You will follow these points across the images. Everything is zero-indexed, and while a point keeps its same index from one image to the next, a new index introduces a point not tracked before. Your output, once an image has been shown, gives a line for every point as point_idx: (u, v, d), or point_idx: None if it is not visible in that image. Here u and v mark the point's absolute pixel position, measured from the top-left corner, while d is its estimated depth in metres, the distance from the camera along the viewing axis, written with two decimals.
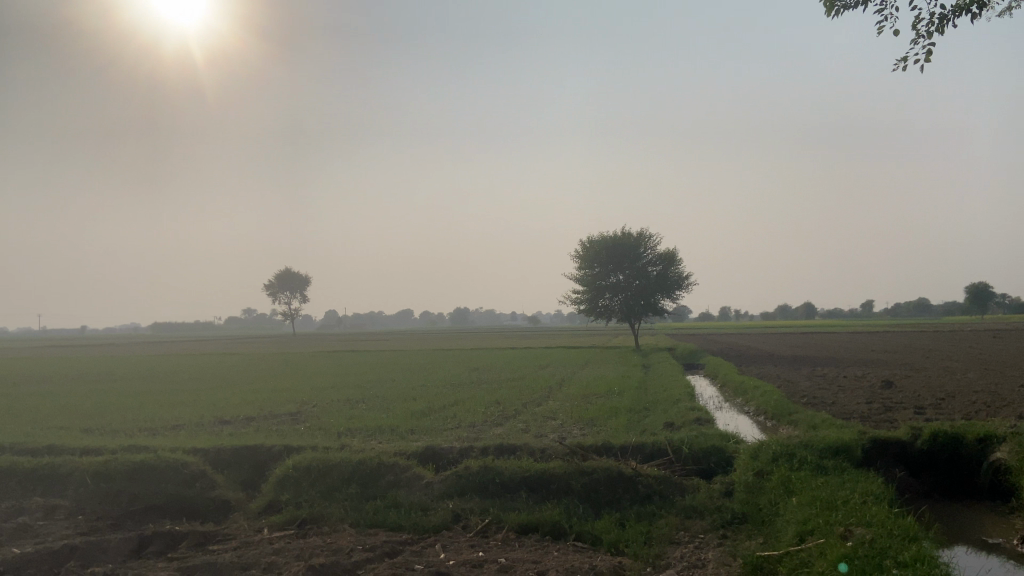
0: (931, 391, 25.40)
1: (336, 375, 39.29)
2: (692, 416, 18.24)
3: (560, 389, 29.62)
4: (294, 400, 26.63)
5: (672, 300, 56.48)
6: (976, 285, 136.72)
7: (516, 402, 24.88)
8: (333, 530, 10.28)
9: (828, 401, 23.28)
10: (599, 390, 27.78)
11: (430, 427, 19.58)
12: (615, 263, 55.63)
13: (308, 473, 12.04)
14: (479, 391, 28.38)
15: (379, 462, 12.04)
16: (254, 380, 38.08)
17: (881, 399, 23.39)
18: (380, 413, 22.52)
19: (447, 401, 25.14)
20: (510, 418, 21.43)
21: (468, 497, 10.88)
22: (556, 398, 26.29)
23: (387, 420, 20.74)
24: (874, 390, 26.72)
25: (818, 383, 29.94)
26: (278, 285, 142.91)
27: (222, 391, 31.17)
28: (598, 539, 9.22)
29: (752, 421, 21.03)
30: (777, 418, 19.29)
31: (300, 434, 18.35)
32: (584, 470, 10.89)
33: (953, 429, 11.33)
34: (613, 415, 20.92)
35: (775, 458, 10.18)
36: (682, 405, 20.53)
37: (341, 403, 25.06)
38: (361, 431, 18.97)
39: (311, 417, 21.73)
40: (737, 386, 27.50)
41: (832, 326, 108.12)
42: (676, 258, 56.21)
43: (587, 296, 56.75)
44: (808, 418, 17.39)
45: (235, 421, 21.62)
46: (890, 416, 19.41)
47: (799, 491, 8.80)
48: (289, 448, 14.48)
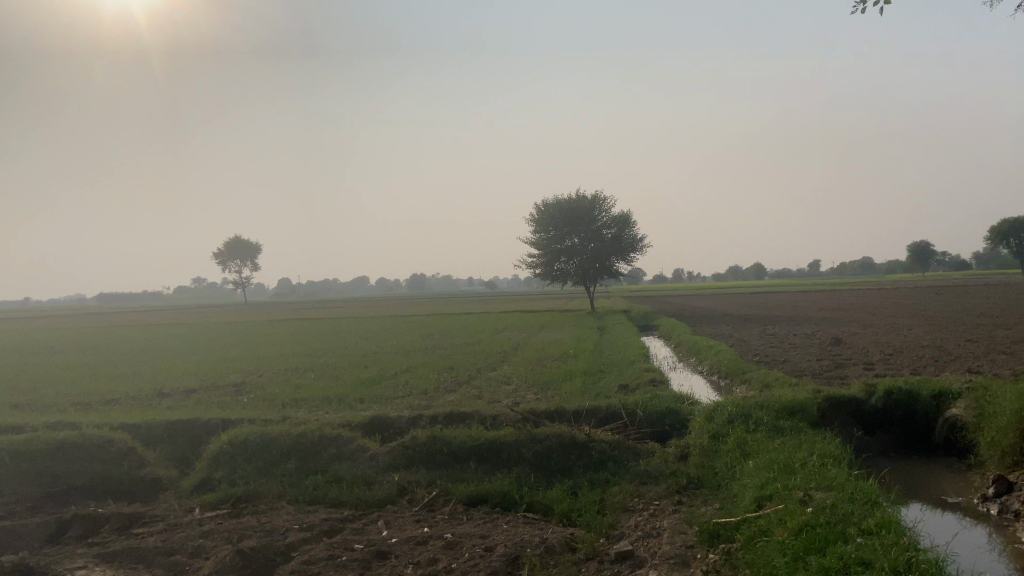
0: (881, 347, 25.70)
1: (287, 344, 38.37)
2: (646, 378, 18.01)
3: (515, 353, 29.28)
4: (240, 371, 25.78)
5: (627, 263, 56.45)
6: (918, 243, 140.66)
7: (470, 368, 24.44)
8: (269, 508, 9.71)
9: (780, 359, 23.36)
10: (554, 353, 27.51)
11: (380, 396, 19.02)
12: (570, 226, 55.22)
13: (245, 448, 11.39)
14: (433, 357, 27.88)
15: (320, 434, 11.44)
16: (200, 350, 36.94)
17: (832, 356, 23.55)
18: (328, 382, 21.87)
19: (399, 368, 24.56)
20: (463, 384, 20.98)
21: (415, 469, 10.36)
22: (511, 362, 25.93)
23: (336, 389, 20.12)
24: (825, 347, 26.97)
25: (771, 341, 30.14)
26: (228, 253, 139.46)
27: (165, 363, 30.09)
28: (549, 509, 8.81)
29: (707, 381, 20.97)
30: (731, 377, 19.20)
31: (242, 406, 17.63)
32: (535, 437, 10.44)
33: (909, 385, 11.20)
34: (567, 378, 20.62)
35: (730, 420, 9.86)
36: (636, 367, 20.32)
37: (289, 373, 24.32)
38: (307, 401, 18.31)
39: (257, 388, 20.98)
40: (692, 347, 27.49)
41: (783, 286, 110.14)
42: (631, 221, 56.07)
43: (542, 260, 56.40)
44: (763, 377, 17.30)
45: (175, 393, 20.77)
46: (841, 373, 19.49)
47: (756, 454, 8.48)
48: (227, 422, 13.78)
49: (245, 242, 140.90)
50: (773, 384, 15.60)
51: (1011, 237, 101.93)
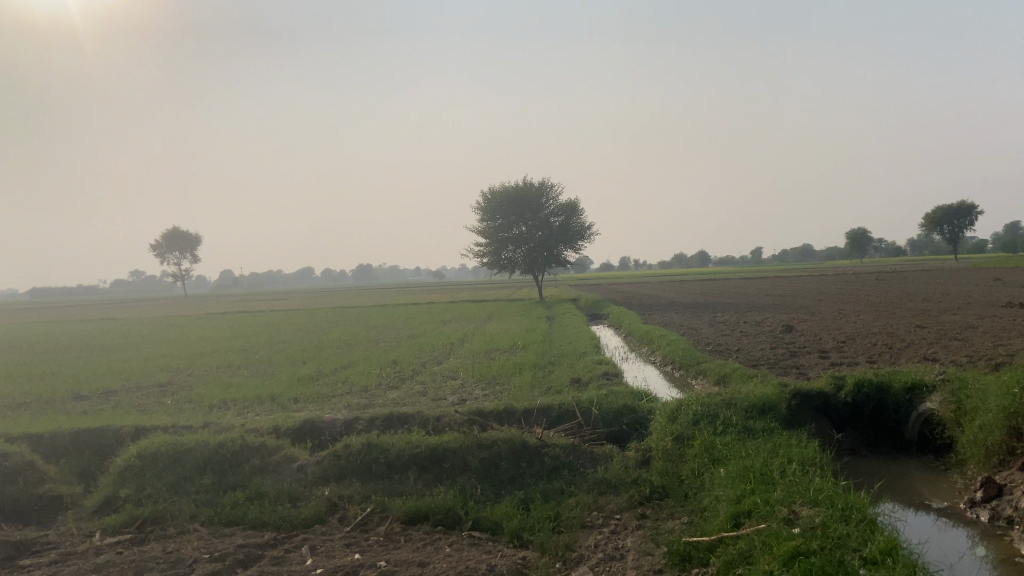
0: (831, 334, 25.54)
1: (222, 339, 36.51)
2: (599, 371, 17.25)
3: (462, 345, 28.22)
4: (167, 369, 24.06)
5: (575, 251, 55.86)
6: (856, 229, 144.29)
7: (415, 362, 23.31)
8: (177, 532, 8.46)
9: (733, 348, 22.97)
10: (502, 345, 26.54)
11: (318, 394, 17.78)
12: (517, 214, 54.28)
13: (155, 460, 10.08)
14: (375, 351, 26.60)
15: (241, 443, 10.20)
16: (127, 347, 34.72)
17: (785, 345, 23.21)
18: (262, 380, 20.46)
19: (340, 364, 23.27)
20: (407, 379, 19.87)
21: (348, 481, 9.24)
22: (458, 355, 24.92)
23: (270, 388, 18.75)
24: (775, 334, 26.76)
25: (722, 329, 29.79)
26: (164, 245, 134.30)
27: (86, 361, 28.07)
28: (498, 527, 7.83)
29: (661, 373, 20.34)
30: (687, 369, 18.62)
31: (164, 410, 16.14)
32: (483, 442, 9.44)
33: (879, 378, 10.70)
34: (517, 371, 19.75)
35: (696, 420, 9.04)
36: (588, 359, 19.56)
37: (221, 371, 22.79)
38: (237, 402, 16.94)
39: (183, 388, 19.45)
40: (643, 336, 26.88)
41: (727, 273, 111.47)
42: (578, 208, 55.49)
43: (490, 249, 55.36)
44: (720, 369, 16.67)
45: (92, 395, 19.10)
46: (796, 362, 19.12)
47: (727, 461, 7.65)
48: (141, 428, 12.37)
49: (183, 232, 136.03)
50: (733, 376, 14.98)
51: (945, 224, 105.08)
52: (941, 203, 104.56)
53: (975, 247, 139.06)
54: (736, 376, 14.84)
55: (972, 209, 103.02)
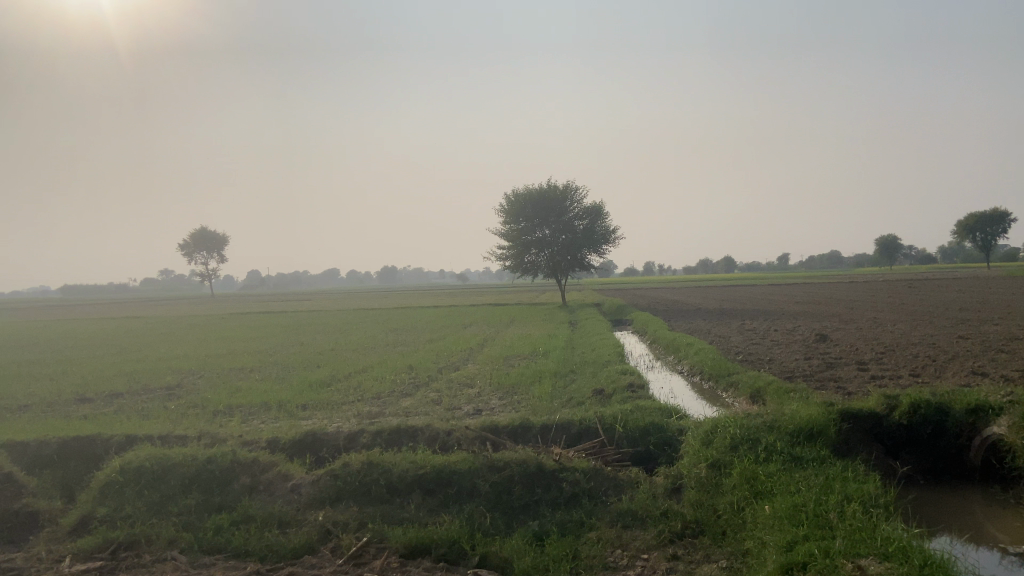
0: (868, 345, 24.29)
1: (240, 340, 36.03)
2: (624, 381, 16.24)
3: (482, 351, 27.26)
4: (179, 370, 23.43)
5: (600, 255, 54.78)
6: (886, 236, 141.51)
7: (431, 367, 22.45)
8: (153, 560, 7.59)
9: (765, 357, 21.85)
10: (523, 351, 25.58)
11: (328, 401, 16.96)
12: (541, 217, 53.33)
13: (139, 476, 9.25)
14: (392, 356, 25.78)
15: (232, 458, 9.34)
16: (144, 346, 34.30)
17: (819, 356, 22.03)
18: (273, 384, 19.70)
19: (354, 369, 22.47)
20: (422, 386, 19.01)
21: (344, 504, 8.34)
22: (477, 361, 24.03)
23: (279, 393, 17.96)
24: (809, 344, 25.52)
25: (751, 337, 28.62)
26: (192, 244, 135.38)
27: (100, 361, 27.62)
28: (509, 566, 6.88)
29: (688, 384, 19.27)
30: (718, 382, 17.53)
31: (165, 417, 15.37)
32: (494, 465, 8.52)
33: (937, 399, 9.62)
34: (536, 379, 18.81)
35: (735, 444, 8.05)
36: (613, 368, 18.57)
37: (233, 373, 22.11)
38: (242, 409, 16.13)
39: (190, 391, 18.72)
40: (670, 344, 25.79)
41: (754, 279, 109.68)
42: (603, 211, 54.40)
43: (513, 251, 54.48)
44: (753, 384, 15.54)
45: (96, 398, 18.43)
46: (834, 375, 17.96)
47: (774, 497, 6.66)
48: (133, 438, 11.59)
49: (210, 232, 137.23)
50: (772, 394, 13.89)
51: (977, 232, 102.38)
52: (972, 211, 101.86)
53: (1009, 254, 135.50)
54: (775, 393, 13.75)
55: (1005, 216, 99.92)
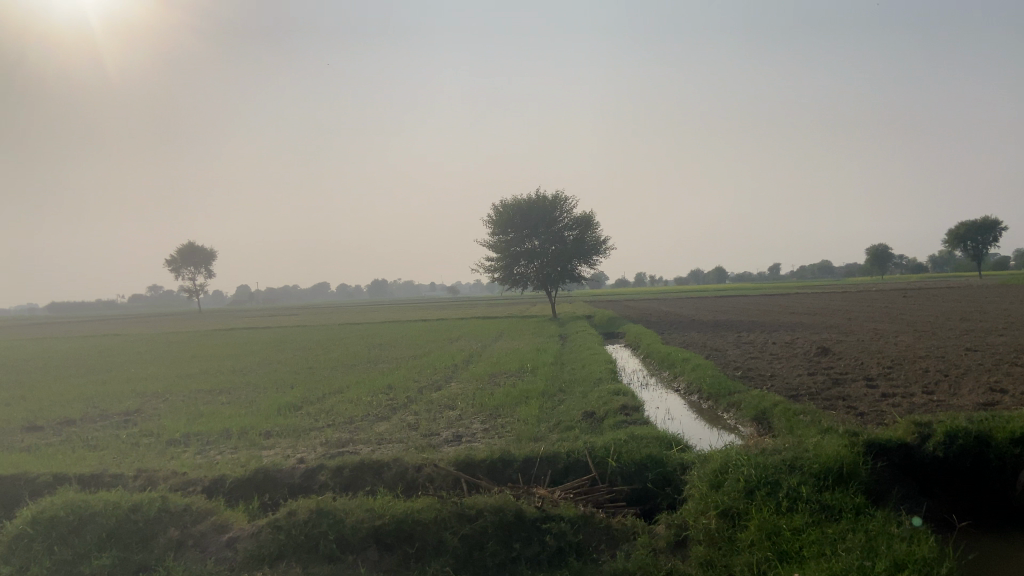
0: (874, 359, 23.08)
1: (217, 358, 34.59)
2: (616, 403, 14.96)
3: (467, 368, 25.89)
4: (143, 393, 21.98)
5: (590, 267, 53.62)
6: (877, 246, 141.12)
7: (411, 387, 21.09)
8: None
9: (766, 373, 20.63)
10: (509, 368, 24.24)
11: (295, 427, 15.60)
12: (530, 228, 52.18)
13: (49, 528, 7.87)
14: (372, 374, 24.38)
15: (161, 506, 8.00)
16: (114, 367, 32.76)
17: (823, 371, 20.81)
18: (239, 408, 18.29)
19: (331, 389, 21.09)
20: (399, 408, 17.67)
21: (286, 564, 7.01)
22: (460, 379, 22.70)
23: (244, 419, 16.55)
24: (810, 358, 24.32)
25: (749, 351, 27.33)
26: (179, 260, 133.68)
27: (64, 383, 26.13)
28: None
29: (686, 403, 17.97)
30: (719, 403, 16.26)
31: (112, 449, 13.94)
32: (465, 514, 7.23)
33: (976, 427, 8.43)
34: (523, 399, 17.51)
35: (751, 488, 6.78)
36: (604, 387, 17.30)
37: (199, 396, 20.69)
38: (200, 437, 14.72)
39: (148, 417, 17.28)
40: (664, 359, 24.50)
41: (746, 289, 108.92)
42: (593, 222, 53.30)
43: (501, 263, 53.28)
44: (758, 406, 14.29)
45: (47, 425, 16.98)
46: (841, 394, 16.76)
47: (806, 564, 5.44)
48: (62, 478, 10.21)
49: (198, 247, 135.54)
50: (781, 422, 12.64)
51: (968, 240, 101.55)
52: (962, 221, 101.31)
53: (999, 263, 135.37)
54: (785, 421, 12.51)
55: (995, 226, 99.59)
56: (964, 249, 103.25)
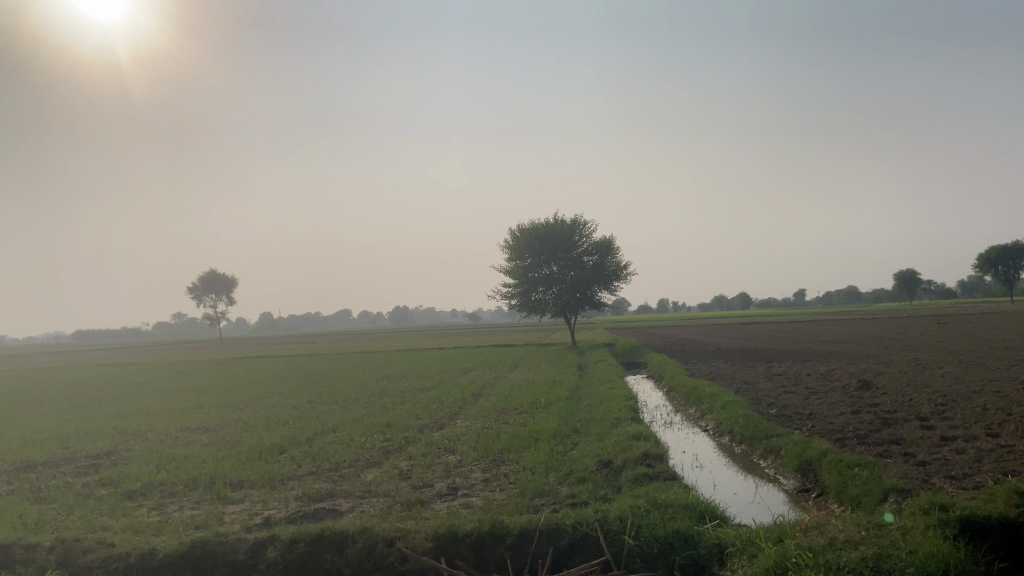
0: (923, 394, 20.92)
1: (218, 391, 32.95)
2: (635, 449, 13.10)
3: (476, 402, 23.93)
4: (123, 432, 20.30)
5: (611, 292, 51.72)
6: (904, 271, 137.61)
7: (411, 426, 19.22)
8: None
9: (804, 411, 18.61)
10: (521, 403, 22.26)
11: (273, 474, 13.88)
12: (547, 253, 50.45)
13: None
14: (372, 410, 22.52)
15: None
16: (111, 399, 31.19)
17: (868, 409, 18.67)
18: (218, 450, 16.54)
19: (324, 428, 19.28)
20: (394, 452, 15.90)
21: None
22: (467, 416, 20.81)
23: (219, 464, 14.78)
24: (850, 393, 22.23)
25: (782, 385, 25.16)
26: (201, 287, 133.50)
27: (49, 419, 24.56)
28: None
29: (715, 446, 16.07)
30: (756, 449, 14.40)
31: (59, 503, 12.25)
32: None
33: None
34: (530, 441, 15.65)
35: None
36: (622, 428, 15.41)
37: (181, 435, 18.97)
38: (162, 489, 13.02)
39: (116, 463, 15.58)
40: (690, 394, 22.41)
41: (769, 316, 106.00)
42: (614, 246, 51.46)
43: (519, 290, 51.48)
44: (803, 454, 12.46)
45: (6, 469, 15.36)
46: (894, 439, 14.75)
47: None
48: None
49: (220, 274, 135.29)
50: (835, 485, 10.81)
51: (998, 265, 98.05)
52: (992, 245, 98.00)
53: None
54: (840, 484, 10.73)
55: None
56: (991, 274, 100.05)
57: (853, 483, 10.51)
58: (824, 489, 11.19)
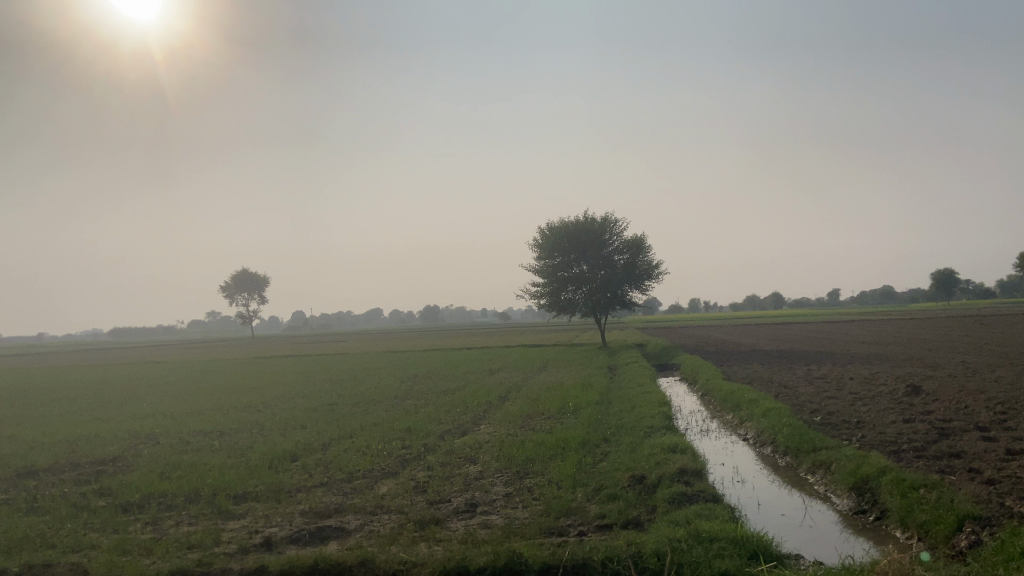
0: (979, 400, 19.46)
1: (241, 391, 32.43)
2: (671, 462, 11.99)
3: (501, 406, 22.91)
4: (137, 435, 19.74)
5: (641, 292, 50.41)
6: (944, 270, 133.86)
7: (433, 432, 18.29)
8: None
9: (853, 420, 17.27)
10: (549, 408, 21.24)
11: (281, 484, 13.05)
12: (576, 252, 49.29)
13: None
14: (394, 414, 21.68)
15: None
16: (133, 400, 30.83)
17: (922, 418, 17.27)
18: (229, 457, 15.80)
19: (341, 433, 18.46)
20: (412, 460, 14.99)
21: None
22: (491, 421, 19.82)
23: (225, 473, 14.02)
24: (899, 400, 20.79)
25: (824, 389, 23.75)
26: (235, 286, 134.52)
27: (67, 420, 24.21)
28: None
29: (757, 457, 14.86)
30: (803, 463, 13.17)
31: (52, 515, 11.61)
32: None
33: None
34: (556, 451, 14.62)
35: None
36: (655, 438, 14.29)
37: (193, 440, 18.31)
38: (163, 501, 12.31)
39: (121, 471, 14.96)
40: (727, 400, 21.14)
41: (805, 316, 103.61)
42: (645, 245, 50.08)
43: (548, 289, 50.40)
44: (858, 471, 11.22)
45: (10, 476, 14.80)
46: (956, 452, 13.42)
47: None
48: None
49: (253, 273, 136.24)
50: (897, 509, 9.63)
51: None
52: None
53: None
54: (902, 507, 9.53)
55: None
56: None
57: (919, 506, 9.32)
58: (884, 511, 9.99)
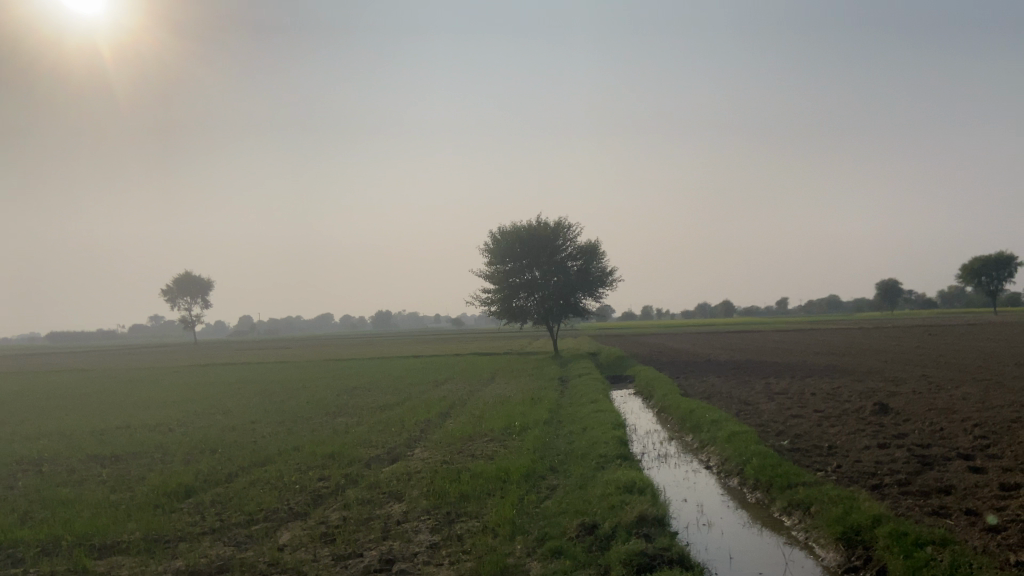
0: (952, 421, 18.23)
1: (161, 405, 29.72)
2: (627, 506, 10.11)
3: (442, 425, 20.86)
4: (19, 462, 17.15)
5: (595, 300, 48.97)
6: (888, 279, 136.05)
7: (359, 458, 16.16)
8: None
9: (824, 444, 15.77)
10: (493, 427, 19.32)
11: (163, 531, 10.81)
12: (529, 257, 47.58)
13: None
14: (320, 435, 19.45)
15: None
16: (34, 415, 27.78)
17: (897, 442, 15.91)
18: (115, 492, 13.45)
19: (255, 460, 16.23)
20: (328, 495, 12.89)
21: None
22: (426, 444, 17.75)
23: (100, 514, 11.69)
24: (867, 419, 19.48)
25: (786, 406, 22.36)
26: (178, 289, 129.65)
27: None
28: None
29: (722, 491, 13.15)
30: (777, 502, 11.45)
31: None
32: None
33: None
34: (494, 485, 12.63)
35: None
36: (609, 472, 12.44)
37: (81, 468, 15.85)
38: (9, 556, 9.94)
39: None
40: (686, 420, 19.48)
41: (755, 325, 104.00)
42: (599, 251, 48.71)
43: (498, 296, 48.52)
44: (847, 516, 9.55)
45: None
46: (944, 485, 11.97)
47: None
48: None
49: (197, 277, 131.41)
50: (897, 570, 7.99)
51: (981, 275, 95.64)
52: (977, 255, 95.38)
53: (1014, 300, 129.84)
54: (905, 568, 7.87)
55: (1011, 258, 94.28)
56: (971, 284, 98.05)
57: (926, 568, 7.67)
58: (882, 571, 8.32)
